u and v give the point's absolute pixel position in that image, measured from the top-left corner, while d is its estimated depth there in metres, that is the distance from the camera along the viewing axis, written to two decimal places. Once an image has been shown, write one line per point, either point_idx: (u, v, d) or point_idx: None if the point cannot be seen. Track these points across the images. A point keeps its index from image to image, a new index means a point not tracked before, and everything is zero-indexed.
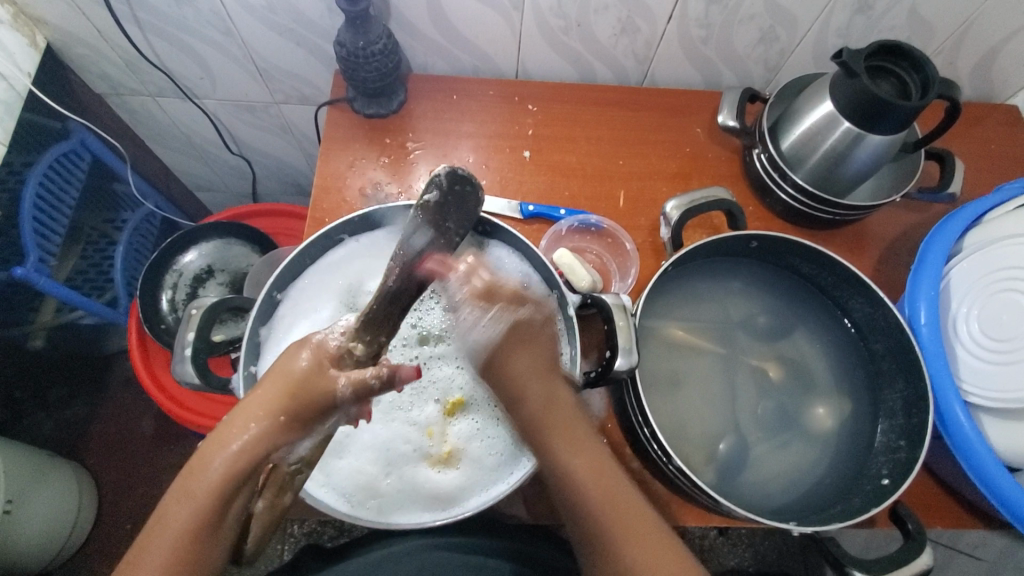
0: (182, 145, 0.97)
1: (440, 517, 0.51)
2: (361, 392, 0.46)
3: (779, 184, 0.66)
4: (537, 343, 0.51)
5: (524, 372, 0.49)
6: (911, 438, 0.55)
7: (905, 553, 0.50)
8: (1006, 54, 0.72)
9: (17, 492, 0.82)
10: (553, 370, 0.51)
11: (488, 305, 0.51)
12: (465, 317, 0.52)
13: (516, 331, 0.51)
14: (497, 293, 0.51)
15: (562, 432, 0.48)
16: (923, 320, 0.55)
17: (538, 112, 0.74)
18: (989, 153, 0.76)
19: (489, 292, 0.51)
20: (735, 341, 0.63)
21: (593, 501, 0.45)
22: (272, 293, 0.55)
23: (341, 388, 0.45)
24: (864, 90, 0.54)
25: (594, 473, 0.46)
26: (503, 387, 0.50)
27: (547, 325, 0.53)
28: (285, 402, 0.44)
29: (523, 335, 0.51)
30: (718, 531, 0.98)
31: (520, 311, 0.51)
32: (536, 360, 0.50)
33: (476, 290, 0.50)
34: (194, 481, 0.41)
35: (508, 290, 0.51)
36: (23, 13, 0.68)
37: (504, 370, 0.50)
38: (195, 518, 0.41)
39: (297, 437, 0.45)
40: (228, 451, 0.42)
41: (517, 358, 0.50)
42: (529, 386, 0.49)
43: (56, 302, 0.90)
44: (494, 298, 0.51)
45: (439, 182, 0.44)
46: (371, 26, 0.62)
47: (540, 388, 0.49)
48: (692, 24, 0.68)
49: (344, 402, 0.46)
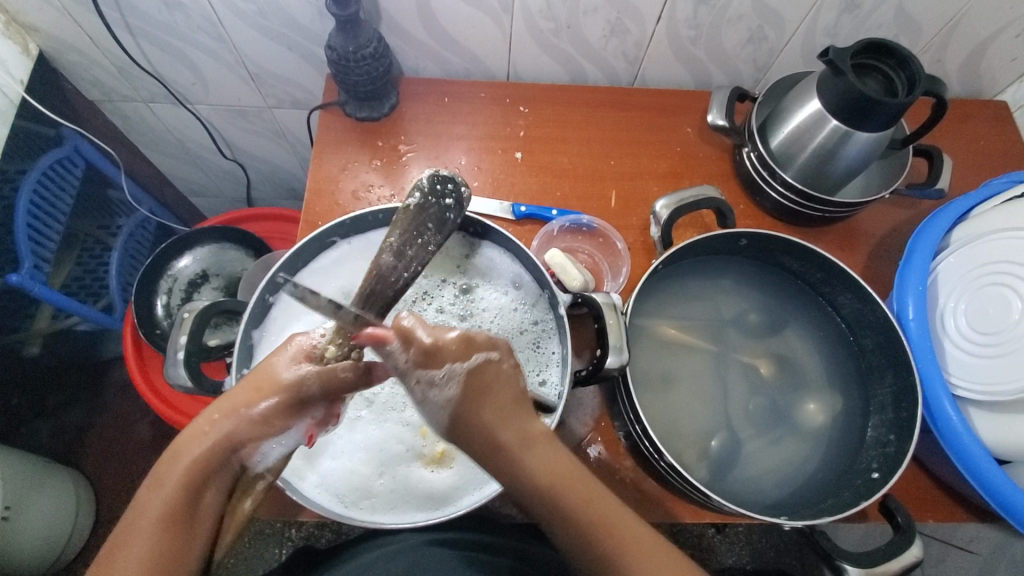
0: (176, 150, 0.97)
1: (434, 515, 0.51)
2: (332, 386, 0.47)
3: (769, 182, 0.67)
4: (501, 387, 0.44)
5: (495, 423, 0.43)
6: (900, 432, 0.55)
7: (895, 547, 0.50)
8: (992, 51, 0.73)
9: (15, 500, 0.82)
10: (522, 404, 0.44)
11: (436, 365, 0.43)
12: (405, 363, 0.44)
13: (475, 379, 0.43)
14: (440, 349, 0.43)
15: (554, 476, 0.43)
16: (911, 314, 0.56)
17: (529, 114, 0.75)
18: (977, 148, 0.76)
19: (431, 350, 0.43)
20: (726, 338, 0.64)
21: (599, 529, 0.41)
22: (264, 296, 0.56)
23: (308, 379, 0.46)
24: (850, 88, 0.55)
25: (558, 467, 0.43)
26: (474, 439, 0.43)
27: (514, 370, 0.45)
28: (258, 395, 0.45)
29: (481, 386, 0.43)
30: (716, 529, 0.98)
31: (472, 362, 0.44)
32: (504, 404, 0.44)
33: (418, 350, 0.44)
34: (166, 473, 0.42)
35: (454, 344, 0.44)
36: (15, 21, 0.68)
37: (472, 426, 0.43)
38: (166, 513, 0.41)
39: (266, 433, 0.46)
40: (200, 442, 0.44)
41: (484, 408, 0.43)
42: (502, 431, 0.43)
43: (51, 308, 0.91)
44: (438, 355, 0.43)
45: (421, 187, 0.51)
46: (361, 29, 0.62)
47: (511, 425, 0.43)
48: (681, 25, 0.69)
49: (311, 397, 0.47)
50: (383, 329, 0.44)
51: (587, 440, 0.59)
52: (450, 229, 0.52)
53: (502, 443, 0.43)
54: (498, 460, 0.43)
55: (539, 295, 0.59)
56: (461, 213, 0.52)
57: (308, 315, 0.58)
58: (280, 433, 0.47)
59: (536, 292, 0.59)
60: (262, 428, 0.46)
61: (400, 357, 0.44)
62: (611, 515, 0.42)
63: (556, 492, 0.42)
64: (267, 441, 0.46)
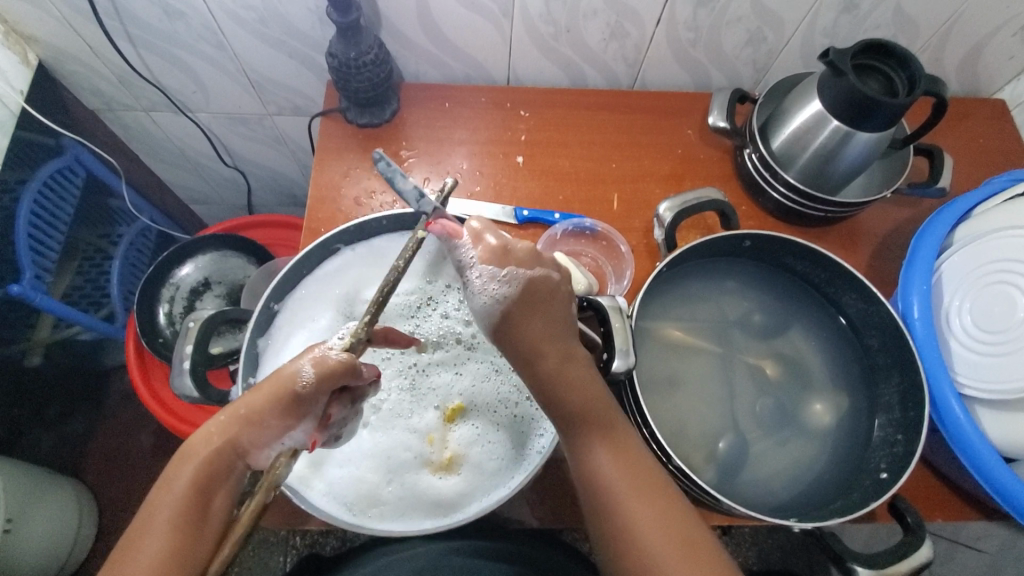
0: (177, 158, 0.97)
1: (443, 523, 0.51)
2: (325, 379, 0.44)
3: (771, 183, 0.67)
4: (554, 301, 0.49)
5: (542, 334, 0.48)
6: (908, 432, 0.55)
7: (906, 547, 0.50)
8: (990, 49, 0.73)
9: (16, 512, 0.82)
10: (567, 326, 0.49)
11: (503, 263, 0.49)
12: (474, 279, 0.50)
13: (531, 291, 0.48)
14: (512, 252, 0.49)
15: (630, 478, 0.45)
16: (916, 314, 0.56)
17: (530, 118, 0.75)
18: (978, 147, 0.77)
19: (501, 251, 0.49)
20: (732, 340, 0.64)
21: (618, 487, 0.44)
22: (269, 304, 0.56)
23: (303, 375, 0.44)
24: (851, 88, 0.55)
25: (617, 464, 0.45)
26: (522, 349, 0.48)
27: (569, 294, 0.50)
28: (259, 396, 0.44)
29: (538, 294, 0.48)
30: (721, 532, 0.98)
31: (536, 271, 0.49)
32: (552, 327, 0.48)
33: (488, 249, 0.49)
34: (177, 474, 0.41)
35: (522, 250, 0.50)
36: (15, 32, 0.68)
37: (522, 332, 0.48)
38: (178, 513, 0.40)
39: (270, 433, 0.44)
40: (206, 444, 0.43)
41: (533, 321, 0.48)
42: (545, 345, 0.47)
43: (52, 319, 0.90)
44: (510, 257, 0.49)
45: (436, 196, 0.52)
46: (362, 35, 0.62)
47: (555, 354, 0.47)
48: (680, 28, 0.69)
49: (310, 394, 0.44)
50: (457, 229, 0.51)
51: None
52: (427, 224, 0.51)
53: (542, 369, 0.47)
54: (535, 385, 0.48)
55: None
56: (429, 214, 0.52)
57: (316, 323, 0.58)
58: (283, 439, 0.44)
59: None
60: (269, 434, 0.44)
61: (473, 253, 0.50)
62: (636, 477, 0.45)
63: (582, 452, 0.46)
64: (271, 445, 0.44)
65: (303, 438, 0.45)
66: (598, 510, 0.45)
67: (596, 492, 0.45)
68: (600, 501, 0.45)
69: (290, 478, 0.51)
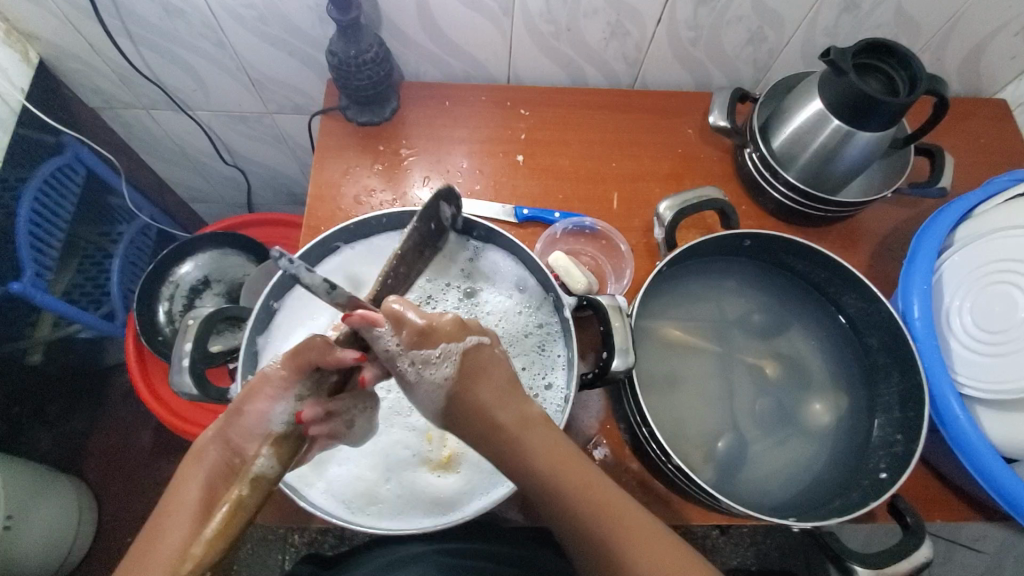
0: (176, 156, 0.97)
1: (441, 521, 0.51)
2: (292, 370, 0.45)
3: (770, 182, 0.67)
4: (492, 367, 0.46)
5: (495, 399, 0.45)
6: (908, 432, 0.55)
7: (905, 547, 0.50)
8: (991, 49, 0.73)
9: (17, 509, 0.82)
10: (514, 388, 0.46)
11: (429, 346, 0.45)
12: (408, 370, 0.45)
13: (470, 361, 0.45)
14: (434, 330, 0.45)
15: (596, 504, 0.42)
16: (916, 314, 0.55)
17: (530, 117, 0.75)
18: (980, 147, 0.76)
19: (425, 330, 0.45)
20: (731, 340, 0.64)
21: (583, 507, 0.42)
22: (268, 302, 0.56)
23: (273, 369, 0.46)
24: (852, 87, 0.55)
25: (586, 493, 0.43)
26: (473, 421, 0.45)
27: (504, 354, 0.48)
28: (245, 394, 0.44)
29: (478, 363, 0.45)
30: (720, 530, 0.98)
31: (466, 342, 0.46)
32: (502, 385, 0.46)
33: (408, 334, 0.45)
34: (187, 478, 0.43)
35: (447, 324, 0.46)
36: (15, 29, 0.68)
37: (469, 404, 0.45)
38: (193, 509, 0.41)
39: (254, 423, 0.44)
40: (210, 446, 0.44)
41: (483, 385, 0.45)
42: (500, 411, 0.44)
43: (52, 316, 0.90)
44: (433, 336, 0.45)
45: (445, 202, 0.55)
46: (362, 34, 0.62)
47: (511, 407, 0.45)
48: (681, 26, 0.69)
49: (284, 379, 0.45)
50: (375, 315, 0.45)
51: (593, 442, 0.59)
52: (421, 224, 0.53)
53: (502, 423, 0.44)
54: (496, 439, 0.44)
55: (543, 298, 0.59)
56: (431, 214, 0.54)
57: (314, 320, 0.57)
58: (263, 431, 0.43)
59: (541, 295, 0.59)
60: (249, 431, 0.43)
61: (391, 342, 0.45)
62: (603, 495, 0.43)
63: (547, 474, 0.43)
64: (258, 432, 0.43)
65: (282, 415, 0.44)
66: (569, 526, 0.43)
67: (571, 517, 0.42)
68: (570, 520, 0.42)
69: (291, 476, 0.51)
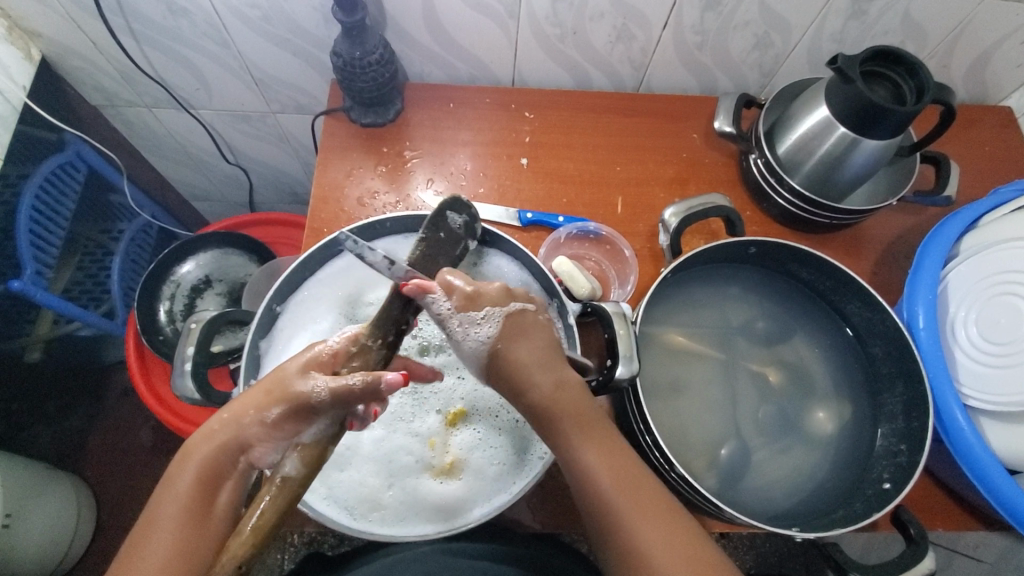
0: (177, 154, 0.96)
1: (446, 528, 0.51)
2: (341, 398, 0.43)
3: (776, 188, 0.66)
4: (536, 331, 0.49)
5: (534, 359, 0.47)
6: (912, 442, 0.55)
7: (909, 557, 0.50)
8: (998, 56, 0.73)
9: (15, 507, 0.81)
10: (555, 352, 0.48)
11: (476, 309, 0.47)
12: (456, 329, 0.48)
13: (513, 322, 0.48)
14: (480, 295, 0.48)
15: (619, 483, 0.43)
16: (921, 324, 0.55)
17: (535, 120, 0.75)
18: (985, 155, 0.76)
19: (472, 296, 0.47)
20: (735, 346, 0.64)
21: (609, 488, 0.42)
22: (272, 305, 0.56)
23: (319, 386, 0.43)
24: (859, 95, 0.54)
25: (612, 472, 0.43)
26: (511, 378, 0.47)
27: (547, 321, 0.50)
28: (259, 397, 0.44)
29: (522, 325, 0.48)
30: (720, 535, 0.98)
31: (511, 306, 0.49)
32: (540, 346, 0.48)
33: (459, 296, 0.47)
34: (176, 476, 0.42)
35: (494, 292, 0.49)
36: (17, 27, 0.68)
37: (510, 361, 0.47)
38: (182, 510, 0.40)
39: (276, 435, 0.44)
40: (206, 444, 0.43)
41: (522, 344, 0.48)
42: (538, 372, 0.46)
43: (52, 315, 0.90)
44: (478, 302, 0.48)
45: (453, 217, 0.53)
46: (368, 36, 0.62)
47: (548, 372, 0.47)
48: (687, 31, 0.69)
49: (322, 405, 0.43)
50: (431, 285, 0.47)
51: None
52: (427, 237, 0.51)
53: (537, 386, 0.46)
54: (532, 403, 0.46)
55: (547, 303, 0.59)
56: (431, 231, 0.51)
57: (317, 323, 0.57)
58: (291, 441, 0.44)
59: (546, 301, 0.59)
60: (271, 431, 0.44)
61: (446, 304, 0.47)
62: (625, 479, 0.43)
63: (576, 445, 0.44)
64: (275, 441, 0.44)
65: (314, 437, 0.43)
66: (592, 511, 0.43)
67: (600, 506, 0.42)
68: (594, 497, 0.43)
69: None
